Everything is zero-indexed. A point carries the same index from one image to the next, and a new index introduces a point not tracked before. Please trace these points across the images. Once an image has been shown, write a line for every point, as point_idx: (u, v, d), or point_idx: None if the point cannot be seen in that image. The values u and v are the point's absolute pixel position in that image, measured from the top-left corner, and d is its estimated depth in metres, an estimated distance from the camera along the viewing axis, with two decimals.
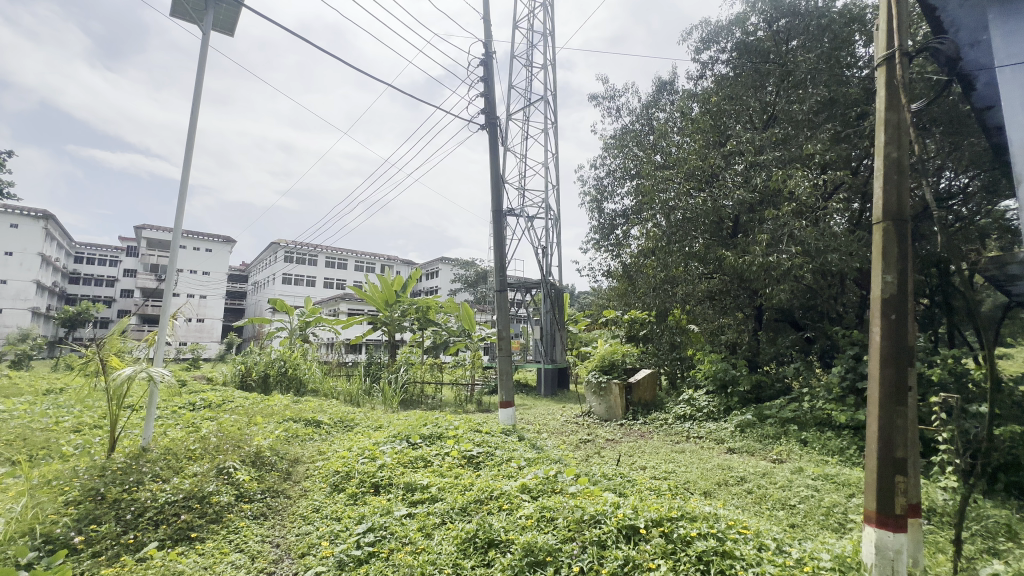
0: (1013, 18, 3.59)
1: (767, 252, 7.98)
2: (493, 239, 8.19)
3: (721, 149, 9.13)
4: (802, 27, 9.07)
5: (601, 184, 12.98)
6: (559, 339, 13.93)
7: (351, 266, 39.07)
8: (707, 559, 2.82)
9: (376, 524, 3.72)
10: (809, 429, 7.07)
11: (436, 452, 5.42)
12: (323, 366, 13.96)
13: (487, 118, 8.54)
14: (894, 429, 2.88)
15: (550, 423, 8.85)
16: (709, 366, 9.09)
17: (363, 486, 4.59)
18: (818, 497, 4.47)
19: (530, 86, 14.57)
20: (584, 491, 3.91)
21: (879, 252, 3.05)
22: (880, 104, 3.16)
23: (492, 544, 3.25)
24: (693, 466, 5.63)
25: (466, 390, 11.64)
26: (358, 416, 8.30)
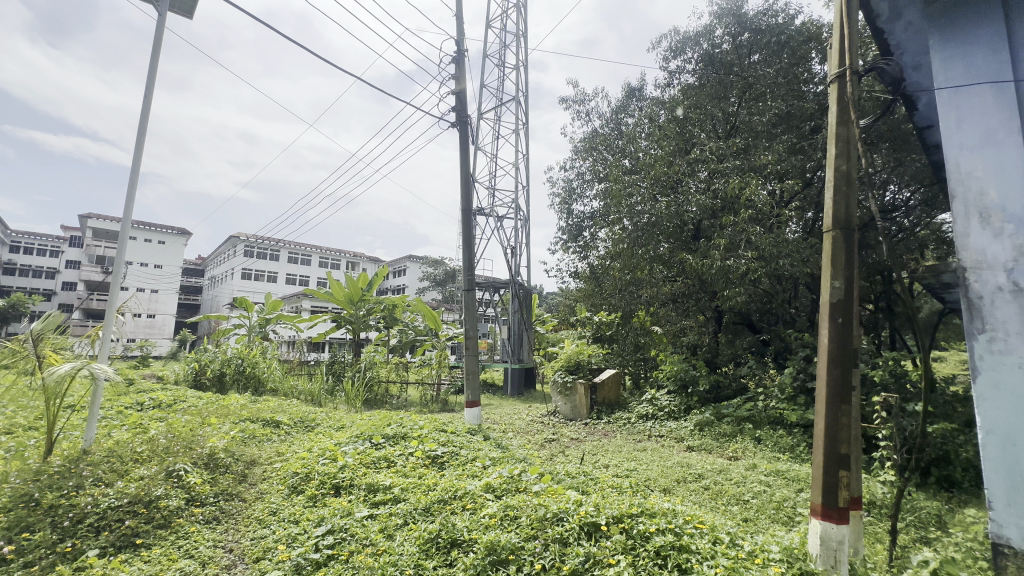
0: (952, 44, 3.86)
1: (726, 257, 8.28)
2: (463, 238, 8.12)
3: (687, 157, 9.26)
4: (764, 42, 9.46)
5: (571, 186, 13.15)
6: (526, 339, 14.03)
7: (315, 262, 37.98)
8: (665, 554, 2.90)
9: (336, 526, 3.62)
10: (763, 427, 7.38)
11: (400, 453, 5.35)
12: (283, 366, 13.54)
13: (457, 115, 8.48)
14: (839, 426, 3.02)
15: (515, 423, 8.89)
16: (671, 366, 9.38)
17: (323, 488, 4.48)
18: (769, 492, 4.68)
19: (502, 87, 14.61)
20: (548, 490, 3.93)
21: (829, 258, 3.20)
22: (831, 119, 3.32)
23: (455, 544, 3.24)
24: (653, 464, 5.77)
25: (432, 389, 11.56)
26: (320, 416, 8.07)
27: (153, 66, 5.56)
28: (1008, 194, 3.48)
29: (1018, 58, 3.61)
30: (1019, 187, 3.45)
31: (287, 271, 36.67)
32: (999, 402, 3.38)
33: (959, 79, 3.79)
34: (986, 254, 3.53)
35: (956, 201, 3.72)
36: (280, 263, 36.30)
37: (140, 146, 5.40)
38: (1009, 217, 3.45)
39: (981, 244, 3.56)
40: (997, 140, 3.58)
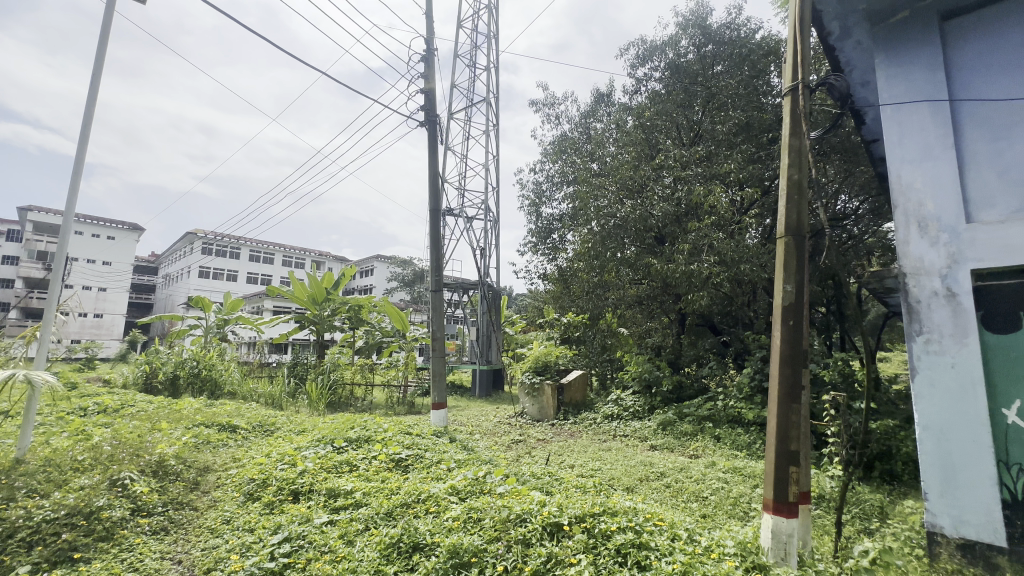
0: (895, 64, 4.11)
1: (689, 261, 8.53)
2: (431, 238, 8.04)
3: (652, 163, 9.56)
4: (726, 54, 9.80)
5: (540, 189, 13.25)
6: (495, 340, 14.04)
7: (278, 261, 36.83)
8: (625, 551, 2.96)
9: (293, 534, 3.51)
10: (722, 425, 7.64)
11: (363, 456, 5.25)
12: (242, 368, 13.05)
13: (427, 115, 8.39)
14: (789, 424, 3.15)
15: (482, 424, 8.87)
16: (635, 367, 9.59)
17: (281, 494, 4.34)
18: (727, 489, 4.85)
19: (473, 87, 14.58)
20: (512, 490, 3.95)
21: (781, 263, 3.34)
22: (785, 130, 3.47)
23: (417, 548, 3.19)
24: (617, 464, 5.87)
25: (399, 391, 11.39)
26: (280, 420, 7.82)
27: (101, 51, 5.27)
28: (943, 205, 3.73)
29: (952, 79, 3.88)
30: (953, 199, 3.70)
31: (248, 269, 35.38)
32: (934, 399, 3.61)
33: (900, 96, 4.04)
34: (923, 261, 3.77)
35: (898, 211, 3.96)
36: (240, 262, 34.98)
37: (85, 135, 5.10)
38: (943, 226, 3.71)
39: (919, 251, 3.80)
40: (934, 155, 3.83)
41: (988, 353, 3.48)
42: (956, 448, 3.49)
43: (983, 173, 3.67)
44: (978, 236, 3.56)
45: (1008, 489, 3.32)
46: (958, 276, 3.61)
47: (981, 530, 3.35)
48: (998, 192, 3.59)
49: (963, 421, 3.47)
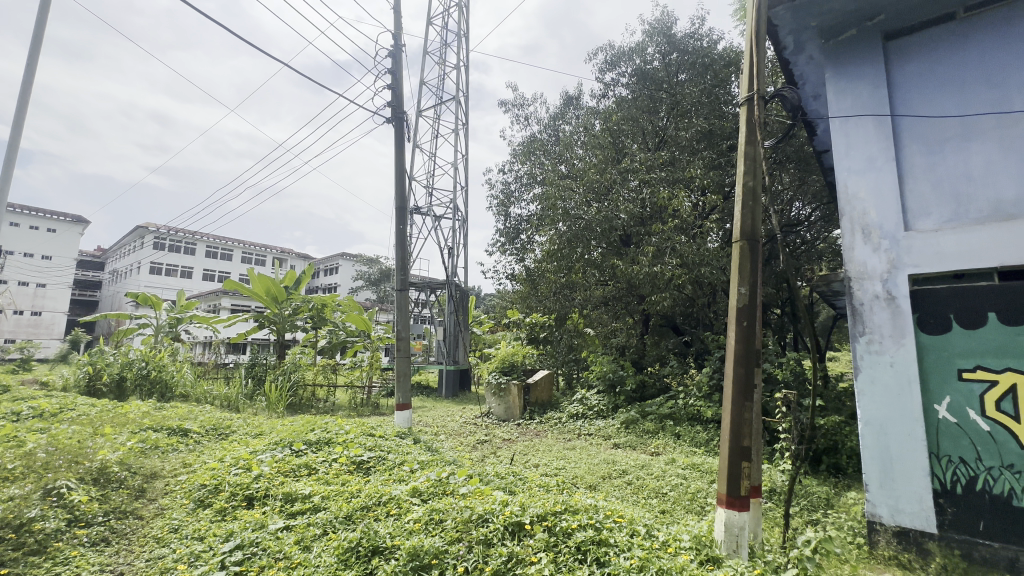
0: (843, 79, 4.34)
1: (653, 263, 8.76)
2: (397, 237, 7.91)
3: (618, 167, 9.76)
4: (690, 63, 10.09)
5: (509, 189, 13.28)
6: (462, 340, 13.97)
7: (237, 257, 35.42)
8: (585, 548, 3.00)
9: (245, 541, 3.38)
10: (682, 423, 7.87)
11: (323, 459, 5.11)
12: (196, 369, 12.47)
13: (394, 111, 8.26)
14: (742, 420, 3.26)
15: (447, 425, 8.82)
16: (600, 367, 9.75)
17: (234, 500, 4.17)
18: (685, 484, 5.00)
19: (443, 85, 14.46)
20: (475, 491, 3.93)
21: (737, 266, 3.46)
22: (741, 138, 3.60)
23: (376, 552, 3.13)
24: (581, 463, 5.94)
25: (363, 392, 11.17)
26: (236, 422, 7.52)
27: (39, 30, 4.93)
28: (884, 214, 3.97)
29: (894, 96, 4.12)
30: (893, 208, 3.94)
31: (205, 266, 33.84)
32: (874, 396, 3.83)
33: (848, 110, 4.28)
34: (866, 266, 4.00)
35: (845, 218, 4.19)
36: (196, 258, 33.43)
37: (19, 119, 4.76)
38: (884, 234, 3.95)
39: (863, 257, 4.03)
40: (876, 166, 4.08)
41: (923, 352, 3.72)
42: (894, 442, 3.72)
43: (920, 184, 3.91)
44: (915, 243, 3.81)
45: (939, 479, 3.56)
46: (897, 281, 3.84)
47: (915, 518, 3.59)
48: (932, 202, 3.84)
49: (900, 416, 3.70)
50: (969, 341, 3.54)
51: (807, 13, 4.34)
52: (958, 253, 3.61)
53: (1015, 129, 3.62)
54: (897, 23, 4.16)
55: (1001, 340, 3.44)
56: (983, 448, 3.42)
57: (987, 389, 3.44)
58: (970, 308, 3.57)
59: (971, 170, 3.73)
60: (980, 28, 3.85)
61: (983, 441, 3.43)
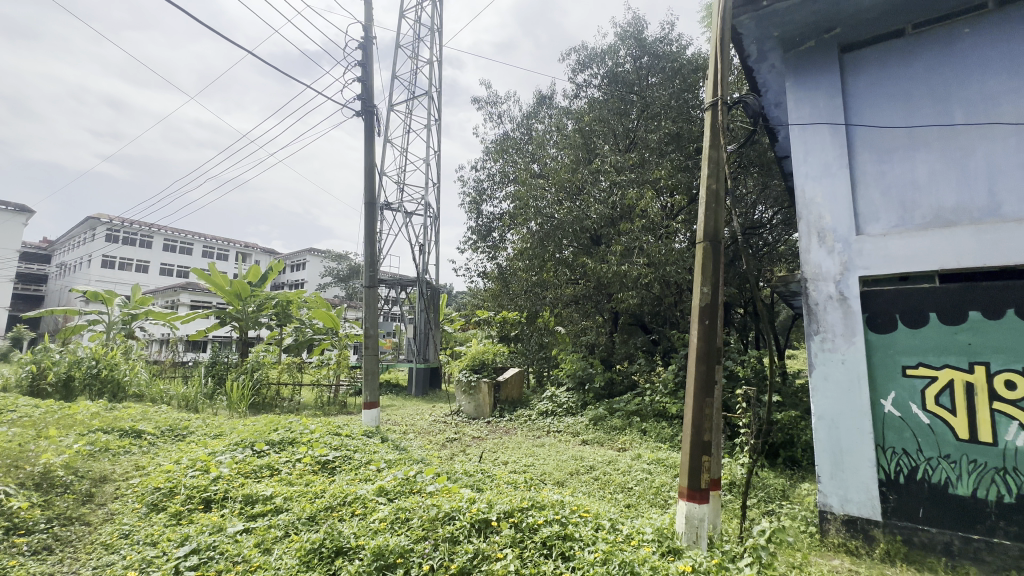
0: (803, 88, 4.53)
1: (621, 262, 8.93)
2: (366, 233, 7.78)
3: (589, 167, 9.90)
4: (660, 67, 10.29)
5: (481, 187, 13.23)
6: (432, 338, 13.85)
7: (197, 251, 34.02)
8: (550, 544, 3.04)
9: (201, 545, 3.25)
10: (648, 420, 8.04)
11: (286, 459, 4.99)
12: (151, 368, 11.91)
13: (364, 104, 8.10)
14: (703, 416, 3.35)
15: (416, 423, 8.73)
16: (570, 365, 9.87)
17: (190, 503, 4.01)
18: (650, 479, 5.13)
19: (415, 80, 14.29)
20: (442, 489, 3.92)
21: (700, 267, 3.56)
22: (706, 143, 3.70)
23: (340, 552, 3.08)
24: (549, 459, 6.01)
25: (329, 391, 10.93)
26: (194, 423, 7.23)
27: None
28: (838, 218, 4.18)
29: (849, 106, 4.33)
30: (847, 212, 4.14)
31: (162, 260, 32.35)
32: (828, 391, 4.02)
33: (806, 118, 4.47)
34: (821, 267, 4.19)
35: (802, 222, 4.37)
36: (152, 251, 31.91)
37: None
38: (838, 237, 4.15)
39: (818, 259, 4.22)
40: (832, 172, 4.27)
41: (872, 350, 3.92)
42: (844, 435, 3.91)
43: (871, 190, 4.12)
44: (865, 246, 4.01)
45: (884, 470, 3.77)
46: (849, 282, 4.05)
47: (862, 506, 3.79)
48: (881, 208, 4.05)
49: (850, 410, 3.90)
50: (912, 340, 3.76)
51: (770, 22, 4.50)
52: (904, 256, 3.83)
53: (957, 141, 3.85)
54: (851, 36, 4.38)
55: (942, 339, 3.66)
56: (924, 440, 3.64)
57: (927, 384, 3.66)
58: (914, 308, 3.78)
59: (917, 178, 3.95)
60: (928, 43, 4.06)
61: (924, 433, 3.65)
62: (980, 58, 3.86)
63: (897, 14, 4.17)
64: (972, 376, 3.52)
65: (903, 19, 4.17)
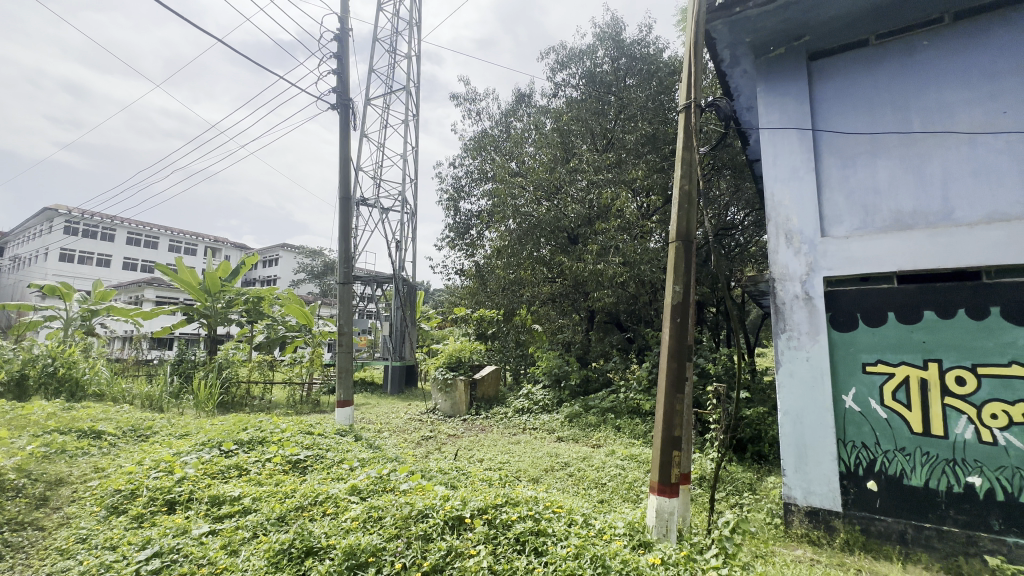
0: (773, 93, 4.67)
1: (598, 261, 9.03)
2: (340, 229, 7.64)
3: (567, 166, 9.97)
4: (637, 68, 10.42)
5: (459, 183, 13.16)
6: (409, 336, 13.71)
7: (163, 246, 32.81)
8: (523, 539, 3.06)
9: (165, 547, 3.15)
10: (623, 416, 8.17)
11: (254, 459, 4.87)
12: (112, 367, 11.44)
13: (339, 97, 7.95)
14: (674, 411, 3.42)
15: (391, 421, 8.64)
16: (546, 362, 9.94)
17: (153, 505, 3.88)
18: (623, 475, 5.22)
19: (393, 75, 14.13)
20: (416, 487, 3.90)
21: (673, 266, 3.62)
22: (679, 144, 3.76)
23: (310, 553, 3.03)
24: (525, 456, 6.04)
25: (302, 389, 10.70)
26: (158, 423, 6.98)
27: None
28: (805, 220, 4.32)
29: (816, 112, 4.48)
30: (812, 215, 4.30)
31: (125, 254, 31.07)
32: (793, 387, 4.17)
33: (776, 123, 4.61)
34: (788, 268, 4.34)
35: (772, 224, 4.51)
36: (115, 245, 30.62)
37: None
38: (804, 238, 4.29)
39: (786, 260, 4.36)
40: (799, 176, 4.42)
41: (835, 347, 4.08)
42: (808, 430, 4.06)
43: (835, 194, 4.28)
44: (829, 248, 4.17)
45: (844, 462, 3.93)
46: (814, 282, 4.20)
47: (824, 498, 3.95)
48: (845, 211, 4.21)
49: (814, 405, 4.05)
50: (872, 338, 3.93)
51: (742, 28, 4.61)
52: (866, 258, 4.00)
53: (915, 148, 4.02)
54: (819, 45, 4.53)
55: (899, 337, 3.83)
56: (881, 434, 3.81)
57: (885, 380, 3.83)
58: (874, 308, 3.95)
59: (878, 183, 4.12)
60: (889, 54, 4.24)
61: (881, 427, 3.81)
62: (937, 69, 4.03)
63: (861, 25, 4.34)
64: (926, 372, 3.70)
65: (867, 30, 4.34)
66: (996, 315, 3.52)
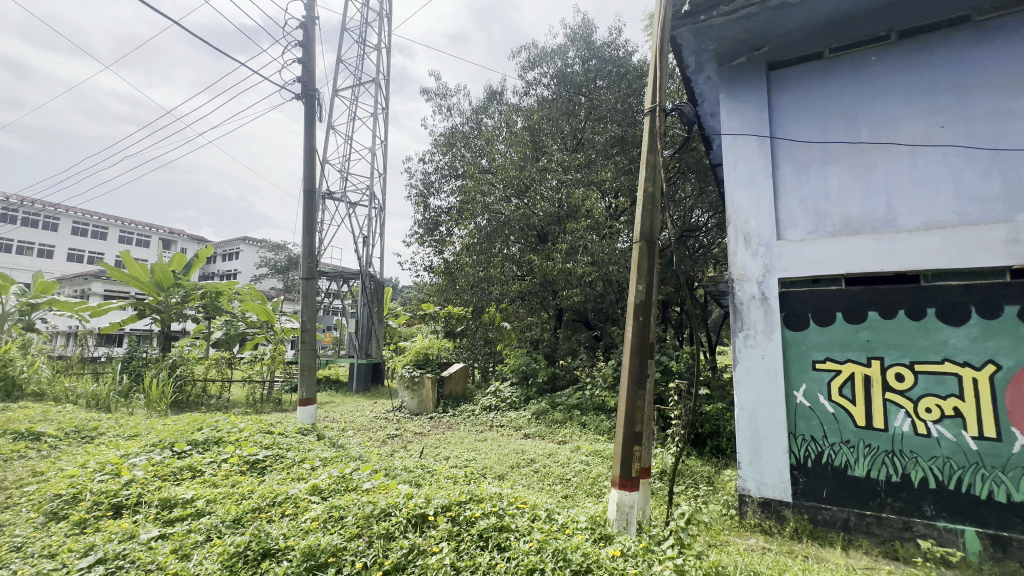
0: (734, 101, 4.85)
1: (567, 260, 9.13)
2: (305, 223, 7.44)
3: (537, 165, 10.03)
4: (607, 70, 10.57)
5: (428, 179, 13.02)
6: (376, 333, 13.47)
7: (113, 236, 31.05)
8: (487, 535, 3.08)
9: (109, 554, 3.00)
10: (588, 413, 8.30)
11: (210, 460, 4.70)
12: (54, 364, 10.75)
13: (304, 87, 7.72)
14: (635, 407, 3.50)
15: (356, 420, 8.49)
16: (514, 360, 9.99)
17: (97, 510, 3.68)
18: (587, 470, 5.31)
19: (362, 66, 13.85)
20: (379, 485, 3.86)
21: (636, 265, 3.71)
22: (645, 147, 3.85)
23: (267, 555, 2.95)
24: (491, 453, 6.06)
25: (263, 387, 10.34)
26: (104, 423, 6.62)
27: None
28: (762, 224, 4.51)
29: (774, 120, 4.67)
30: (769, 219, 4.49)
31: (70, 244, 29.22)
32: (749, 384, 4.34)
33: (736, 129, 4.79)
34: (746, 269, 4.52)
35: (732, 227, 4.68)
36: (58, 235, 28.76)
37: None
38: (761, 241, 4.48)
39: (744, 261, 4.54)
40: (757, 182, 4.60)
41: (788, 346, 4.27)
42: (762, 424, 4.25)
43: (790, 199, 4.48)
44: (784, 251, 4.36)
45: (795, 455, 4.13)
46: (769, 284, 4.39)
47: (775, 489, 4.14)
48: (799, 216, 4.42)
49: (768, 401, 4.24)
50: (822, 336, 4.14)
51: (707, 36, 4.75)
52: (816, 261, 4.21)
53: (862, 157, 4.26)
54: (777, 56, 4.73)
55: (846, 336, 4.06)
56: (828, 428, 4.02)
57: (833, 377, 4.05)
58: (824, 308, 4.16)
59: (829, 190, 4.34)
60: (841, 67, 4.46)
61: (829, 421, 4.02)
62: (883, 83, 4.27)
63: (817, 38, 4.55)
64: (869, 369, 3.93)
65: (822, 43, 4.56)
66: (931, 316, 3.77)
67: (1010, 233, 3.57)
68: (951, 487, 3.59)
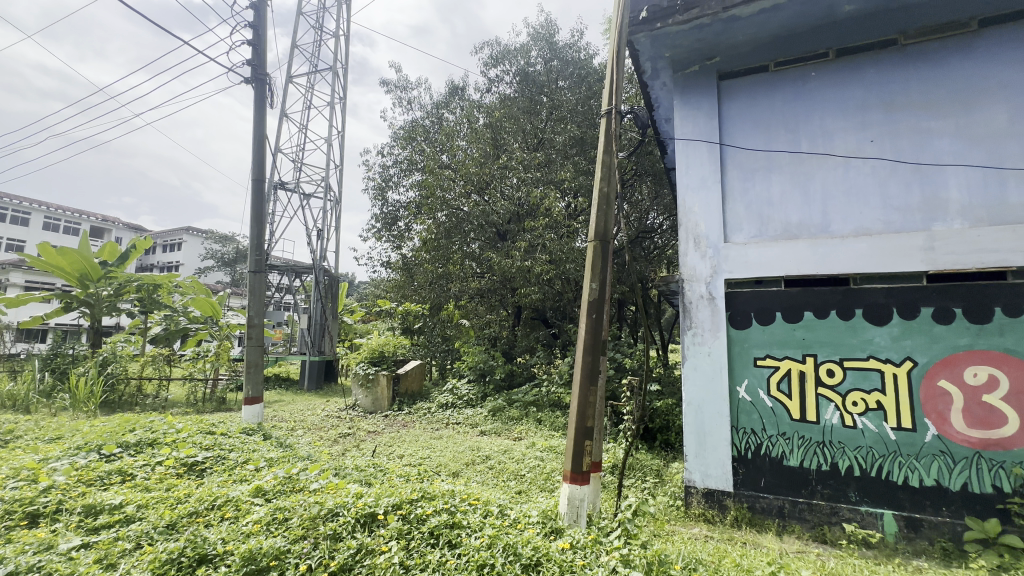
0: (687, 107, 5.03)
1: (525, 257, 9.20)
2: (254, 213, 7.11)
3: (497, 162, 10.02)
4: (569, 71, 10.69)
5: (387, 173, 12.74)
6: (329, 329, 13.04)
7: (35, 223, 28.48)
8: (437, 533, 3.05)
9: (23, 566, 2.72)
10: (544, 409, 8.40)
11: (142, 463, 4.40)
12: None
13: (254, 71, 7.35)
14: (587, 404, 3.57)
15: (307, 419, 8.20)
16: (472, 357, 9.96)
17: (9, 520, 3.37)
18: (542, 466, 5.38)
19: (318, 53, 13.35)
20: (328, 485, 3.75)
21: (590, 264, 3.77)
22: (600, 147, 3.92)
23: (203, 561, 2.81)
24: (446, 450, 6.02)
25: (205, 386, 9.80)
26: (21, 425, 6.07)
27: None
28: (711, 226, 4.71)
29: (723, 127, 4.88)
30: (717, 222, 4.69)
31: None
32: (696, 379, 4.53)
33: (689, 134, 4.97)
34: (695, 269, 4.70)
35: (683, 228, 4.86)
36: None
37: None
38: (710, 243, 4.67)
39: (693, 262, 4.72)
40: (707, 186, 4.80)
41: (732, 343, 4.49)
42: (707, 418, 4.44)
43: (737, 204, 4.70)
44: (731, 253, 4.57)
45: (736, 447, 4.35)
46: (716, 284, 4.59)
47: (718, 480, 4.34)
48: (744, 220, 4.64)
49: (713, 396, 4.43)
50: (762, 335, 4.37)
51: (663, 43, 4.90)
52: (759, 263, 4.44)
53: (801, 167, 4.52)
54: (727, 67, 4.94)
55: (784, 334, 4.30)
56: (767, 421, 4.26)
57: (772, 373, 4.29)
58: (765, 308, 4.40)
59: (771, 196, 4.58)
60: (785, 80, 4.71)
61: (767, 415, 4.26)
62: (822, 97, 4.55)
63: (763, 52, 4.79)
64: (804, 365, 4.19)
65: (768, 57, 4.80)
66: (859, 316, 4.07)
67: (927, 241, 3.90)
68: (872, 474, 3.89)
